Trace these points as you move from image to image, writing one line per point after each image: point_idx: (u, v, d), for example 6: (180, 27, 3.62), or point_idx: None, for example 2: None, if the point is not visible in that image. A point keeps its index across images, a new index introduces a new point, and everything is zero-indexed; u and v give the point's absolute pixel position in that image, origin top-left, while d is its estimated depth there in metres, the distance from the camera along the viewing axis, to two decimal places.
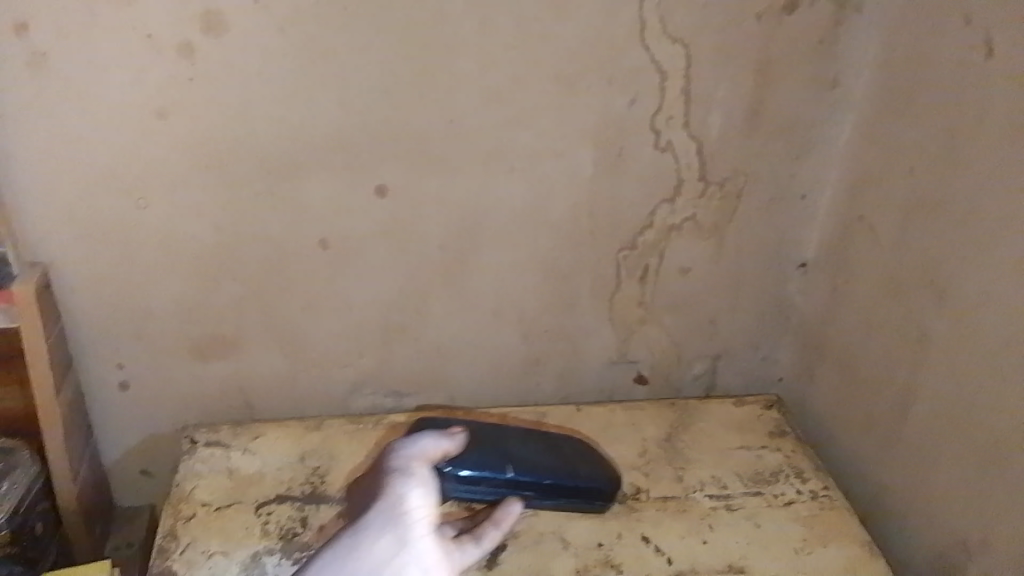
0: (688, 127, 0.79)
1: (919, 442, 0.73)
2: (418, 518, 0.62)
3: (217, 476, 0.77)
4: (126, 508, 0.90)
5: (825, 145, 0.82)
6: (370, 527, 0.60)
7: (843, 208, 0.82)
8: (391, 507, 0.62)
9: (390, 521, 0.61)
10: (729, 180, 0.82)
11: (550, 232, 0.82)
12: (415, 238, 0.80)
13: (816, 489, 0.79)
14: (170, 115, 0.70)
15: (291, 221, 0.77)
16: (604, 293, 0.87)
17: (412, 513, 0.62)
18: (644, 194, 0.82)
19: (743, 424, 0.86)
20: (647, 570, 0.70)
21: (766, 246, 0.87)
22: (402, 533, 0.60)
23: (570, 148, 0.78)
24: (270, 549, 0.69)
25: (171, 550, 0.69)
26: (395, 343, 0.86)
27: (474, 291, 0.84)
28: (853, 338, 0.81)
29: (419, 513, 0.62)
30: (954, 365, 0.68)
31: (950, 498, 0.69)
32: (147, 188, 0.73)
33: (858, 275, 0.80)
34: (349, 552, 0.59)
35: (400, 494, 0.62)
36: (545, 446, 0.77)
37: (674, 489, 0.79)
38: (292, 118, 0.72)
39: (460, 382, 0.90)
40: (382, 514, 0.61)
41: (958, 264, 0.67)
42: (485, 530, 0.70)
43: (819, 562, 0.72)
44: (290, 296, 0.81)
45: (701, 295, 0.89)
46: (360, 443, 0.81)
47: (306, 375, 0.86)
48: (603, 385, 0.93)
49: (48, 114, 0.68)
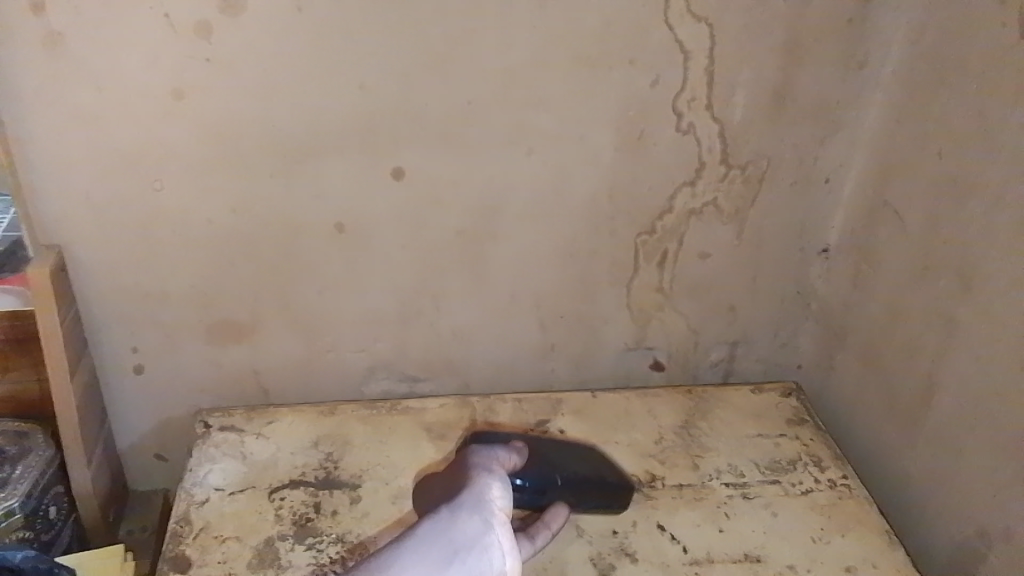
0: (711, 109, 0.77)
1: (941, 432, 0.71)
2: (499, 507, 0.61)
3: (231, 460, 0.76)
4: (142, 492, 0.90)
5: (850, 129, 0.80)
6: (456, 508, 0.59)
7: (868, 193, 0.80)
8: (475, 494, 0.60)
9: (475, 505, 0.59)
10: (751, 165, 0.80)
11: (568, 217, 0.81)
12: (431, 222, 0.79)
13: (834, 478, 0.78)
14: (185, 96, 0.69)
15: (307, 205, 0.76)
16: (622, 278, 0.85)
17: (493, 502, 0.60)
18: (664, 178, 0.80)
19: (761, 412, 0.85)
20: (662, 558, 0.70)
21: (787, 232, 0.85)
22: (486, 519, 0.59)
23: (591, 132, 0.76)
24: (283, 534, 0.70)
25: (184, 535, 0.69)
26: (411, 329, 0.85)
27: (491, 277, 0.83)
28: (875, 326, 0.80)
29: (500, 504, 0.61)
30: (979, 354, 0.66)
31: (973, 489, 0.68)
32: (163, 171, 0.72)
33: (882, 262, 0.78)
34: (442, 528, 0.57)
35: (483, 484, 0.62)
36: (553, 450, 0.75)
37: (690, 476, 0.77)
38: (307, 100, 0.71)
39: (475, 367, 0.89)
40: (465, 499, 0.60)
41: (985, 251, 0.65)
42: (537, 527, 0.69)
43: (839, 552, 0.71)
44: (306, 281, 0.80)
45: (719, 280, 0.87)
46: (374, 428, 0.81)
47: (321, 360, 0.85)
48: (619, 371, 0.92)
49: (65, 96, 0.68)
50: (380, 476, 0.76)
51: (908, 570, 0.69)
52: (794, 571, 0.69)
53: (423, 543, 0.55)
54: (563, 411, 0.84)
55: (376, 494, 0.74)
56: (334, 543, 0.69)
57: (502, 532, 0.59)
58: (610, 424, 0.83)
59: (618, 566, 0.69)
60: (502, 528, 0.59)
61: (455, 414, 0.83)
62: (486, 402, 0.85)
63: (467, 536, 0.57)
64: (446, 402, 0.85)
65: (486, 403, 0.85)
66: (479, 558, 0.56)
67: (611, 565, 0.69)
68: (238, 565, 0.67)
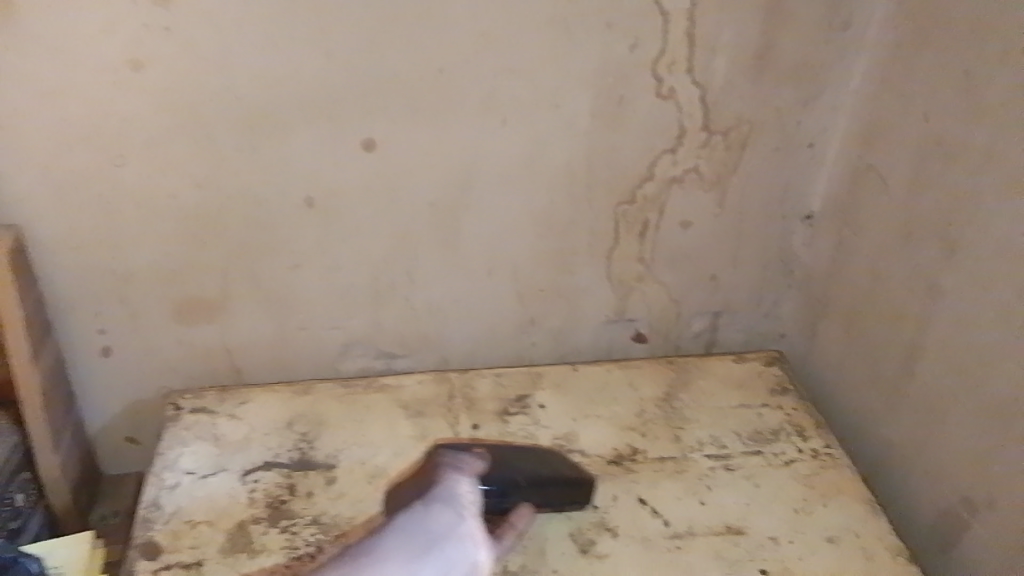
0: (691, 73, 0.74)
1: (925, 400, 0.70)
2: (471, 500, 0.61)
3: (203, 443, 0.75)
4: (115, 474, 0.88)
5: (834, 92, 0.78)
6: (429, 502, 0.60)
7: (852, 157, 0.78)
8: (446, 488, 0.61)
9: (447, 498, 0.60)
10: (732, 130, 0.78)
11: (546, 187, 0.78)
12: (403, 194, 0.76)
13: (817, 448, 0.77)
14: (143, 66, 0.66)
15: (275, 178, 0.73)
16: (601, 249, 0.83)
17: (466, 495, 0.61)
18: (644, 145, 0.77)
19: (744, 382, 0.84)
20: (643, 533, 0.69)
21: (769, 198, 0.83)
22: (458, 510, 0.60)
23: (569, 99, 0.74)
24: (256, 518, 0.69)
25: (155, 520, 0.68)
26: (387, 304, 0.83)
27: (467, 250, 0.81)
28: (858, 293, 0.78)
29: (472, 496, 0.62)
30: (964, 321, 0.65)
31: (956, 458, 0.67)
32: (123, 144, 0.69)
33: (866, 228, 0.77)
34: (414, 526, 0.58)
35: (455, 477, 0.62)
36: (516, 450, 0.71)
37: (671, 449, 0.76)
38: (271, 68, 0.68)
39: (454, 342, 0.87)
40: (437, 493, 0.61)
41: (971, 217, 0.64)
42: (503, 529, 0.65)
43: (821, 522, 0.70)
44: (277, 258, 0.77)
45: (701, 250, 0.85)
46: (350, 407, 0.79)
47: (295, 338, 0.83)
48: (599, 343, 0.90)
49: (18, 67, 0.64)
50: (356, 455, 0.74)
51: (889, 538, 0.69)
52: (776, 542, 0.68)
53: (397, 539, 0.57)
54: (543, 385, 0.83)
55: (352, 474, 0.73)
56: (308, 525, 0.68)
57: (474, 523, 0.60)
58: (590, 398, 0.82)
59: (599, 541, 0.68)
60: (474, 520, 0.60)
61: (433, 390, 0.82)
62: (464, 378, 0.83)
63: (441, 531, 0.58)
64: (424, 379, 0.83)
65: (465, 379, 0.83)
66: (454, 549, 0.58)
67: (591, 542, 0.68)
68: (210, 550, 0.66)
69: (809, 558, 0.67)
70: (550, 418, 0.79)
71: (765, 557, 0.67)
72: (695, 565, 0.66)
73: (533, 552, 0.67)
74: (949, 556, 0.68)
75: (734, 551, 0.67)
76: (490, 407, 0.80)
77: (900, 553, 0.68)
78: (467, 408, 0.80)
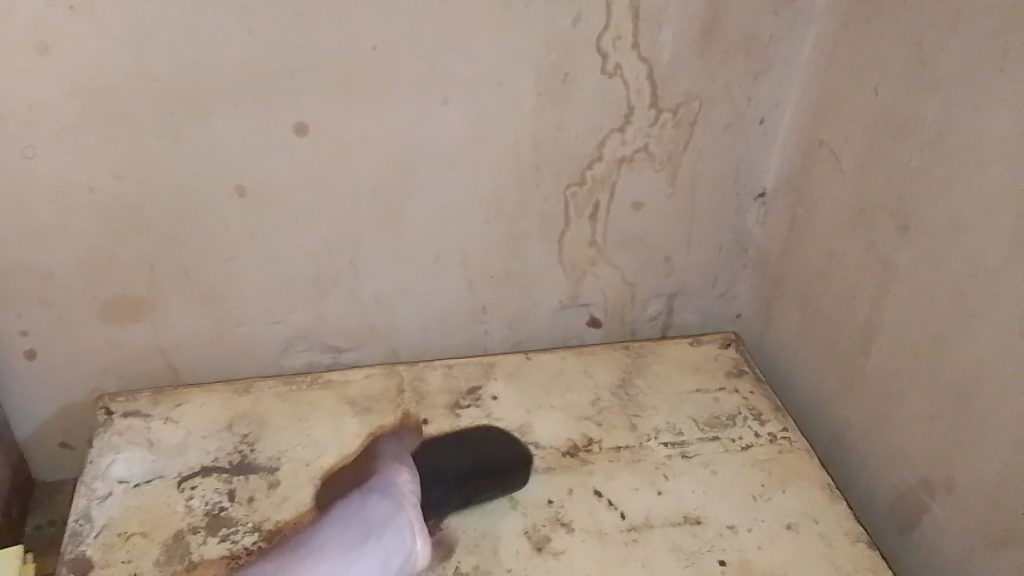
0: (637, 48, 0.71)
1: (881, 381, 0.69)
2: (410, 489, 0.63)
3: (137, 449, 0.71)
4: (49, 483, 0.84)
5: (785, 65, 0.75)
6: (366, 493, 0.61)
7: (804, 133, 0.76)
8: (383, 479, 0.63)
9: (385, 489, 0.62)
10: (681, 108, 0.76)
11: (492, 171, 0.75)
12: (341, 181, 0.72)
13: (773, 431, 0.75)
14: (50, 50, 0.61)
15: (203, 167, 0.69)
16: (552, 233, 0.80)
17: (404, 485, 0.63)
18: (592, 124, 0.75)
19: (699, 365, 0.82)
20: (599, 526, 0.67)
21: (722, 177, 0.81)
22: (396, 499, 0.61)
23: (512, 77, 0.70)
24: (194, 527, 0.65)
25: (84, 533, 0.65)
26: (329, 296, 0.79)
27: (412, 238, 0.77)
28: (813, 272, 0.77)
29: (412, 486, 0.63)
30: (920, 300, 0.64)
31: (913, 439, 0.66)
32: (34, 135, 0.64)
33: (820, 206, 0.75)
34: (348, 518, 0.59)
35: (392, 471, 0.64)
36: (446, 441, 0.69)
37: (627, 438, 0.74)
38: (190, 49, 0.63)
39: (402, 333, 0.84)
40: (374, 485, 0.62)
41: (924, 193, 0.62)
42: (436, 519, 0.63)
43: (779, 508, 0.69)
44: (210, 251, 0.73)
45: (654, 231, 0.83)
46: (293, 405, 0.76)
47: (234, 334, 0.79)
48: (553, 329, 0.88)
49: None
50: (300, 457, 0.71)
51: (848, 522, 0.68)
52: (734, 531, 0.67)
53: (333, 528, 0.58)
54: (495, 375, 0.80)
55: (296, 477, 0.70)
56: (249, 533, 0.65)
57: (413, 510, 0.61)
58: (544, 387, 0.80)
59: (554, 537, 0.66)
60: (414, 507, 0.61)
61: (381, 385, 0.78)
62: (413, 371, 0.80)
63: (377, 516, 0.59)
64: (371, 372, 0.80)
65: (414, 372, 0.80)
66: (391, 535, 0.59)
67: (546, 538, 0.66)
68: (144, 563, 0.63)
69: (767, 546, 0.66)
70: (502, 410, 0.77)
71: (723, 547, 0.65)
72: (652, 558, 0.64)
73: (487, 551, 0.64)
74: (907, 537, 0.68)
75: (692, 541, 0.66)
76: (440, 401, 0.77)
77: (859, 537, 0.67)
78: (416, 402, 0.77)
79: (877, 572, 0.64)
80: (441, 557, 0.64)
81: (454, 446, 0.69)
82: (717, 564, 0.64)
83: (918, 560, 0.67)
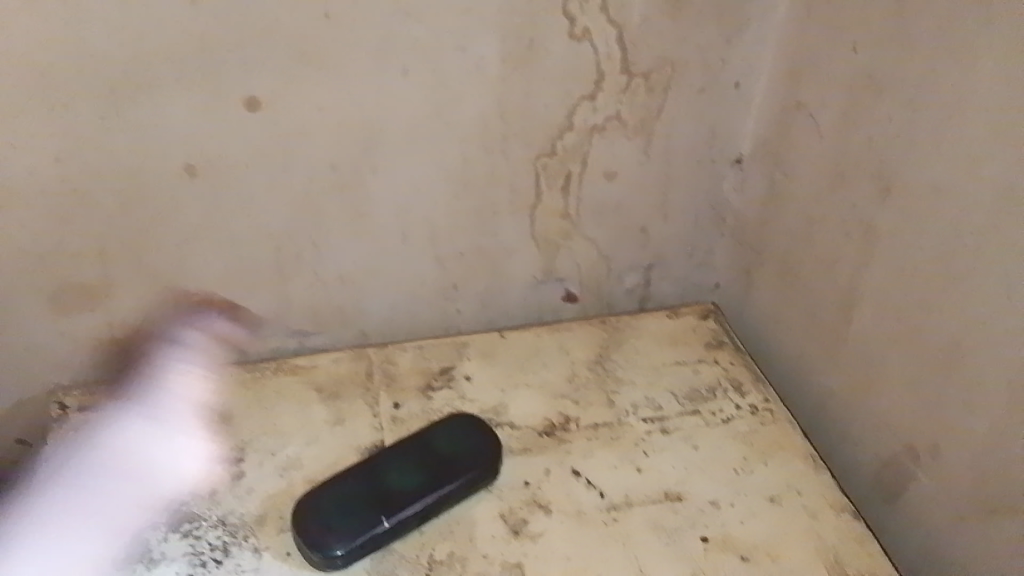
0: (606, 9, 0.68)
1: (863, 348, 0.67)
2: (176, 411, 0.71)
3: (94, 445, 0.68)
4: None
5: (760, 25, 0.72)
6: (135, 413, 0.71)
7: (781, 94, 0.73)
8: (155, 386, 0.73)
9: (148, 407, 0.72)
10: (653, 72, 0.72)
11: (457, 143, 0.72)
12: (298, 157, 0.69)
13: (755, 403, 0.73)
14: None
15: (150, 147, 0.65)
16: (523, 206, 0.77)
17: (172, 396, 0.72)
18: (561, 91, 0.71)
19: (678, 338, 0.80)
20: (578, 507, 0.65)
21: (697, 143, 0.78)
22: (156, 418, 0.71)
23: (474, 43, 0.67)
24: (155, 524, 0.62)
25: (39, 534, 0.62)
26: (292, 279, 0.76)
27: (376, 216, 0.74)
28: (793, 238, 0.74)
29: (182, 395, 0.73)
30: (902, 264, 0.61)
31: (898, 407, 0.64)
32: None
33: (798, 170, 0.72)
34: (115, 427, 0.70)
35: (165, 372, 0.74)
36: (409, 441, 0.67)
37: (605, 415, 0.72)
38: (129, 20, 0.59)
39: (371, 315, 0.81)
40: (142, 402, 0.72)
41: (905, 153, 0.59)
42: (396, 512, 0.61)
43: (762, 481, 0.67)
44: (163, 237, 0.70)
45: (628, 201, 0.80)
46: (258, 394, 0.73)
47: (193, 321, 0.76)
48: (528, 306, 0.85)
49: None
50: (266, 446, 0.68)
51: (833, 493, 0.66)
52: (717, 507, 0.65)
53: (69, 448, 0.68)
54: (469, 355, 0.78)
55: (262, 468, 0.67)
56: (213, 527, 0.62)
57: (181, 443, 0.68)
58: (519, 365, 0.77)
59: (531, 520, 0.64)
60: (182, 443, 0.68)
61: (349, 369, 0.76)
62: (383, 353, 0.77)
63: (129, 441, 0.68)
64: (339, 356, 0.77)
65: (384, 354, 0.77)
66: (144, 450, 0.68)
67: (523, 521, 0.63)
68: (103, 563, 0.60)
69: (750, 521, 0.64)
70: (476, 390, 0.74)
71: (706, 523, 0.63)
72: (633, 538, 0.62)
73: (462, 537, 0.62)
74: (893, 507, 0.66)
75: (673, 519, 0.64)
76: (411, 383, 0.74)
77: (844, 509, 0.65)
78: (386, 386, 0.74)
79: (863, 543, 0.62)
80: (415, 546, 0.61)
81: (417, 450, 0.66)
82: (700, 542, 0.62)
83: (904, 529, 0.65)
